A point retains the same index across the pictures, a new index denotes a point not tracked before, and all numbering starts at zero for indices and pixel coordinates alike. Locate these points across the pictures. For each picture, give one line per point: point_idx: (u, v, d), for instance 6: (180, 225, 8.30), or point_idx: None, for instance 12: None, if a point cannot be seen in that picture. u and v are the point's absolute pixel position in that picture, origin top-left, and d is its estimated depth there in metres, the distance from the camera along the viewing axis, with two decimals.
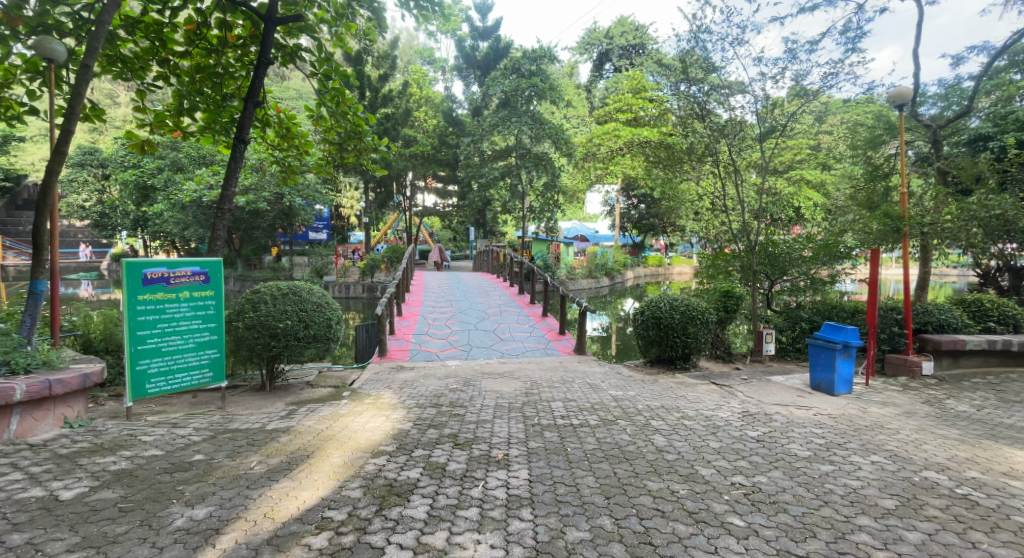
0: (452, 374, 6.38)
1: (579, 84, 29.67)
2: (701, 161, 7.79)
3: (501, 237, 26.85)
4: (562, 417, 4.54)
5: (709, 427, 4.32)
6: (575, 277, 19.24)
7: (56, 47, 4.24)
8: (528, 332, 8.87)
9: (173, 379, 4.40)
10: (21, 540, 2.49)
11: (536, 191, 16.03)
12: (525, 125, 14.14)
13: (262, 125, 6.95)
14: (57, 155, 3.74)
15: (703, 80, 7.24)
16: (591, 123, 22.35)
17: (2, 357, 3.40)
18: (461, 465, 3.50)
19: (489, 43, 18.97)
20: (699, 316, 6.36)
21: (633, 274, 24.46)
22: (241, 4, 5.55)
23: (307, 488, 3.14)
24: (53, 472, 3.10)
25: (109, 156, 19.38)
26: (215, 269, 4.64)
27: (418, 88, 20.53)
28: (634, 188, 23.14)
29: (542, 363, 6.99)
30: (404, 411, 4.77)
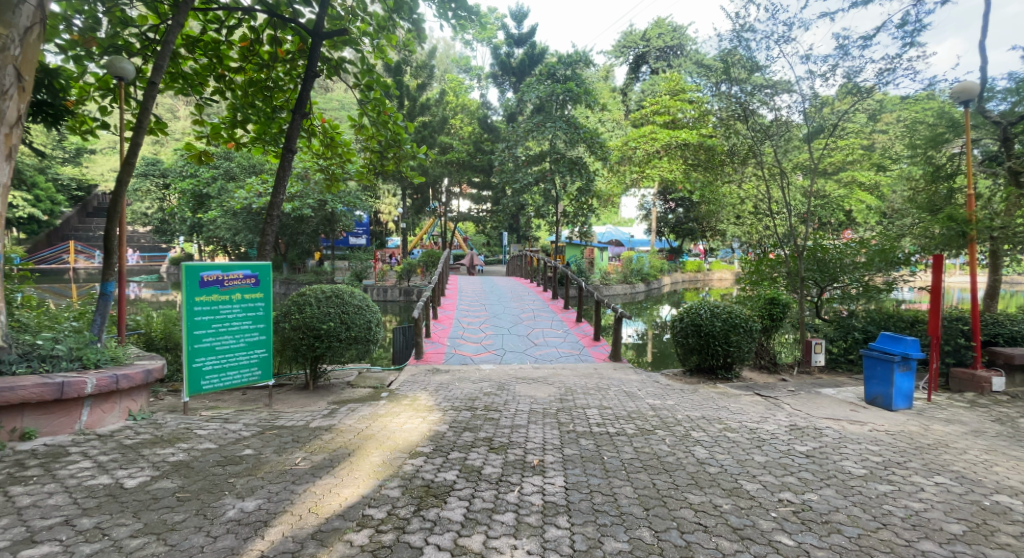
0: (487, 378, 6.44)
1: (615, 88, 29.46)
2: (743, 163, 7.69)
3: (535, 242, 26.91)
4: (600, 425, 4.52)
5: (754, 440, 4.22)
6: (609, 282, 19.05)
7: (125, 67, 4.45)
8: (562, 338, 8.84)
9: (226, 377, 4.62)
10: (90, 524, 2.66)
11: (570, 196, 16.00)
12: (560, 130, 14.05)
13: (307, 135, 7.21)
14: (126, 166, 3.99)
15: (746, 80, 7.00)
16: (627, 127, 22.14)
17: (76, 352, 3.64)
18: (497, 469, 3.55)
19: (524, 50, 19.14)
20: (742, 324, 6.23)
21: (671, 280, 24.06)
22: (290, 21, 5.72)
23: (349, 486, 3.25)
24: (118, 461, 3.30)
25: (169, 166, 20.50)
26: (265, 272, 4.84)
27: (455, 96, 20.87)
28: (671, 192, 22.79)
29: (576, 370, 6.95)
30: (441, 414, 4.86)
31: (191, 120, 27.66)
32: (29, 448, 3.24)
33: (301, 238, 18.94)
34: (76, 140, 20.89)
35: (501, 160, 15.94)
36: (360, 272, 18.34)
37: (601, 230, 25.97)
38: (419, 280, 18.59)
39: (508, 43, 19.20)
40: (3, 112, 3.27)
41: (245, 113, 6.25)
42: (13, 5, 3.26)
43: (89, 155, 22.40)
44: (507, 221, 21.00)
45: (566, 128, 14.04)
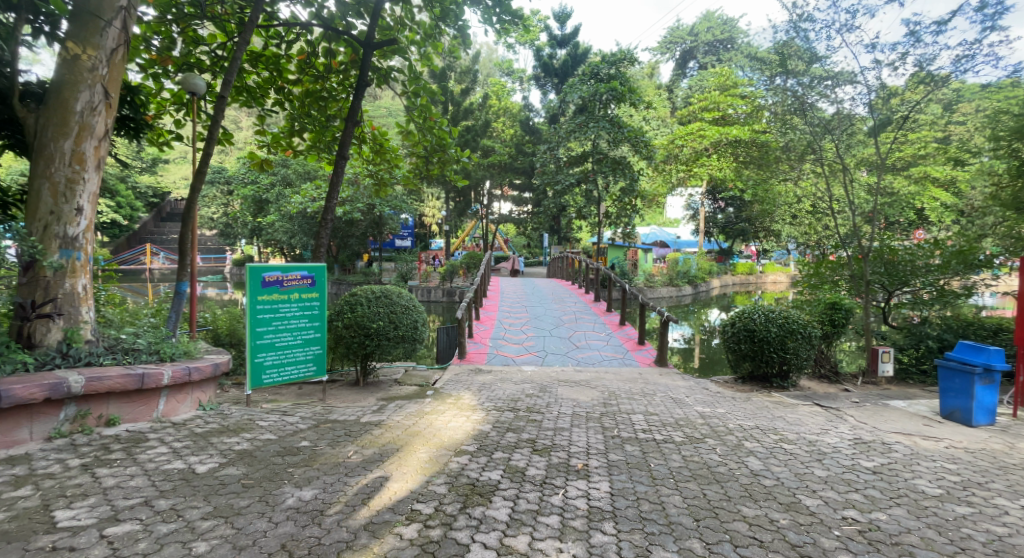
0: (529, 380, 6.52)
1: (660, 85, 29.00)
2: (800, 159, 7.45)
3: (577, 244, 26.84)
4: (646, 431, 4.52)
5: (813, 453, 4.11)
6: (654, 285, 18.77)
7: (197, 82, 4.78)
8: (604, 341, 8.82)
9: (284, 372, 4.89)
10: (167, 505, 2.89)
11: (612, 196, 15.83)
12: (604, 130, 13.97)
13: (358, 141, 7.49)
14: (199, 174, 4.30)
15: (804, 72, 6.83)
16: (673, 125, 21.74)
17: (154, 346, 3.94)
18: (541, 471, 3.62)
19: (567, 51, 19.17)
20: (799, 330, 6.03)
21: (720, 282, 23.43)
22: (342, 33, 5.98)
23: (398, 480, 3.39)
24: (190, 448, 3.56)
25: (232, 174, 21.72)
26: (321, 273, 5.09)
27: (497, 99, 21.16)
28: (721, 190, 22.21)
29: (620, 374, 6.91)
30: (484, 413, 4.97)
31: (253, 129, 29.17)
32: (114, 433, 3.52)
33: (351, 240, 19.61)
34: (152, 150, 22.49)
35: (543, 162, 16.03)
36: (405, 273, 18.81)
37: (646, 230, 25.58)
38: (462, 282, 18.88)
39: (551, 44, 19.28)
40: (91, 126, 3.60)
41: (301, 122, 6.62)
42: (100, 29, 3.59)
43: (162, 163, 24.02)
44: (550, 223, 21.02)
45: (609, 127, 13.93)
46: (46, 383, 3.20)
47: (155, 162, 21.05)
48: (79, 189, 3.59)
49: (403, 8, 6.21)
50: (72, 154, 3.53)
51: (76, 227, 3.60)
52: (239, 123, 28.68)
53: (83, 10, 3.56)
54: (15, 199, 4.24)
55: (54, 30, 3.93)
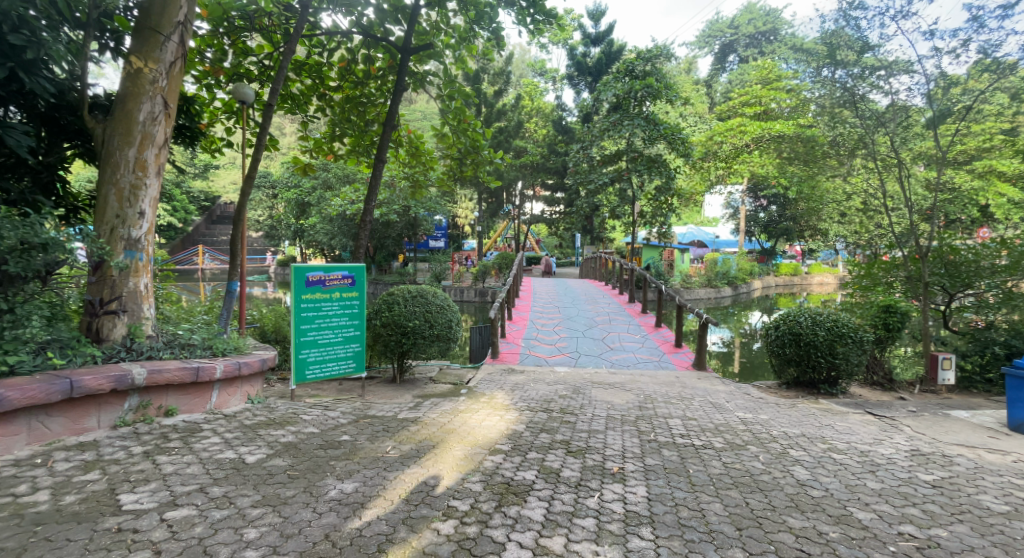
0: (562, 381, 6.55)
1: (699, 80, 28.49)
2: (851, 154, 7.31)
3: (611, 244, 26.67)
4: (685, 436, 4.49)
5: (866, 464, 3.99)
6: (691, 285, 18.48)
7: (245, 91, 4.99)
8: (639, 343, 8.75)
9: (326, 368, 5.08)
10: (219, 492, 3.04)
11: (647, 195, 15.64)
12: (638, 127, 13.82)
13: (394, 144, 7.66)
14: (248, 179, 4.53)
15: (854, 62, 6.59)
16: (711, 121, 21.28)
17: (207, 342, 4.18)
18: (575, 473, 3.65)
19: (600, 49, 19.10)
20: (849, 334, 5.81)
21: (762, 283, 22.82)
22: (381, 40, 6.17)
23: (434, 476, 3.49)
24: (240, 439, 3.75)
25: (277, 178, 22.58)
26: (360, 273, 5.25)
27: (530, 99, 21.28)
28: (762, 187, 21.58)
29: (655, 378, 6.86)
30: (518, 413, 5.03)
31: (297, 135, 30.13)
32: (172, 422, 3.74)
33: (388, 241, 20.03)
34: (204, 157, 23.58)
35: (576, 161, 16.01)
36: (439, 274, 19.09)
37: (683, 229, 25.18)
38: (494, 282, 19.03)
39: (584, 42, 19.27)
40: (152, 135, 3.83)
41: (341, 126, 6.87)
42: (159, 43, 3.82)
43: (213, 169, 25.12)
44: (583, 223, 20.88)
45: (644, 125, 13.77)
46: (113, 374, 3.41)
47: (206, 168, 22.05)
48: (141, 194, 3.83)
49: (438, 13, 6.31)
50: (135, 161, 3.78)
51: (138, 229, 3.85)
52: (284, 128, 29.69)
53: (144, 26, 3.80)
54: (84, 204, 4.54)
55: (119, 46, 4.22)
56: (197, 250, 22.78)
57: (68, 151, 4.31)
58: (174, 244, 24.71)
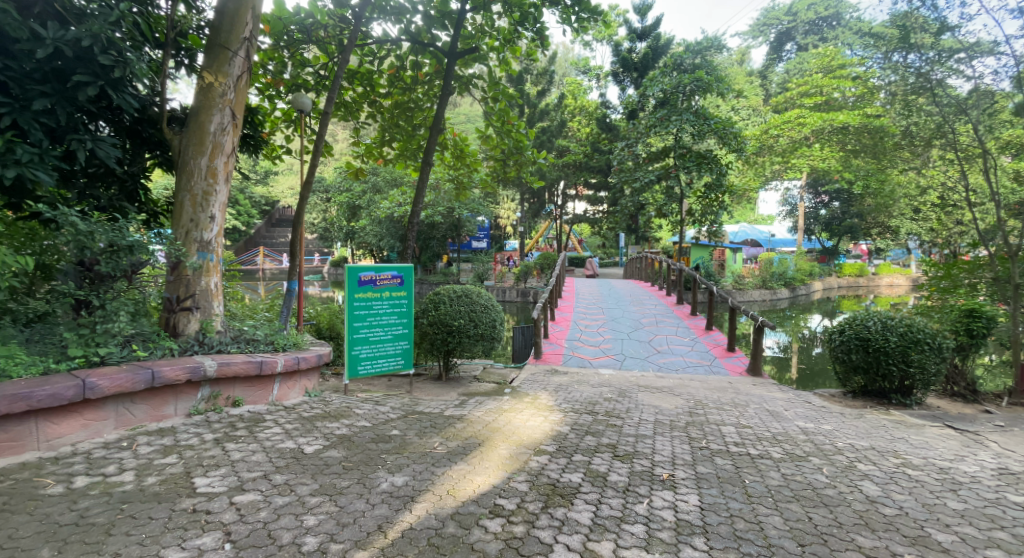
0: (607, 383, 6.55)
1: (753, 71, 27.61)
2: (927, 145, 6.87)
3: (658, 244, 26.24)
4: (739, 444, 4.37)
5: (944, 482, 3.76)
6: (744, 287, 17.95)
7: (303, 100, 5.29)
8: (689, 347, 8.59)
9: (377, 364, 5.29)
10: (282, 480, 3.22)
11: (696, 193, 15.31)
12: (687, 122, 13.60)
13: (440, 148, 7.85)
14: (306, 184, 4.79)
15: (930, 45, 6.32)
16: (767, 113, 20.58)
17: (270, 338, 4.43)
18: (623, 478, 3.62)
19: (646, 43, 18.93)
20: (925, 340, 5.56)
21: (822, 285, 21.84)
22: (428, 45, 6.34)
23: (480, 474, 3.57)
24: (299, 430, 3.97)
25: (329, 183, 23.49)
26: (409, 273, 5.43)
27: (574, 98, 21.26)
28: (824, 181, 20.65)
29: (706, 383, 6.74)
30: (562, 414, 5.07)
31: (348, 140, 31.22)
32: (239, 412, 4.00)
33: (434, 242, 20.47)
34: (263, 164, 24.87)
35: (619, 159, 15.80)
36: (483, 275, 19.33)
37: (736, 228, 24.43)
38: (536, 282, 19.11)
39: (630, 38, 19.11)
40: (222, 144, 4.11)
41: (391, 131, 7.13)
42: (228, 58, 4.09)
43: (273, 174, 26.39)
44: (628, 223, 20.59)
45: (693, 119, 13.56)
46: (188, 366, 3.69)
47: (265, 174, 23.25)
48: (212, 200, 4.12)
49: (483, 16, 6.44)
50: (207, 169, 4.06)
51: (209, 232, 4.14)
52: (337, 133, 30.75)
53: (215, 43, 4.08)
54: (162, 210, 4.92)
55: (192, 62, 4.55)
56: (256, 252, 24.01)
57: (149, 161, 4.69)
58: (237, 246, 26.10)
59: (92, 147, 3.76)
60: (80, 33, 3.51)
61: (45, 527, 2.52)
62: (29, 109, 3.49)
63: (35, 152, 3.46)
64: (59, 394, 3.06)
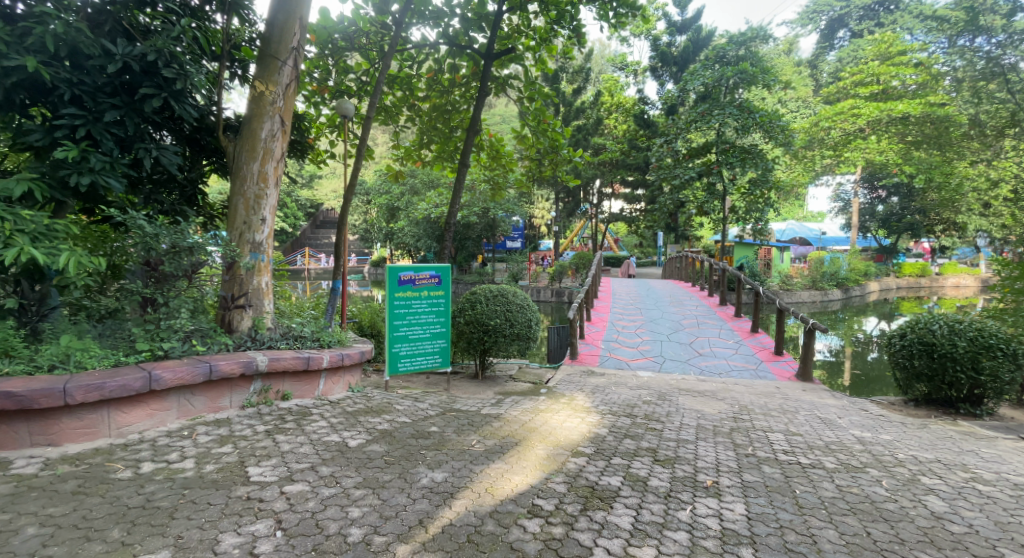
0: (645, 386, 6.50)
1: (801, 62, 26.69)
2: (998, 135, 6.78)
3: (698, 244, 25.76)
4: (788, 453, 4.22)
5: (1017, 498, 3.55)
6: (792, 288, 17.46)
7: (347, 106, 5.48)
8: (733, 350, 8.41)
9: (416, 361, 5.42)
10: (327, 473, 3.35)
11: (740, 189, 15.00)
12: (730, 116, 13.65)
13: (476, 149, 7.95)
14: (350, 187, 4.97)
15: (999, 28, 6.50)
16: (818, 105, 19.95)
17: (316, 335, 4.61)
18: (664, 483, 3.56)
19: (686, 37, 18.68)
20: (999, 346, 5.27)
21: (878, 285, 20.94)
22: (465, 47, 6.46)
23: (518, 474, 3.60)
24: (343, 424, 4.11)
25: (369, 185, 24.08)
26: (446, 273, 5.55)
27: (611, 95, 21.17)
28: (880, 175, 19.79)
29: (751, 387, 6.60)
30: (599, 416, 5.07)
31: (388, 144, 31.92)
32: (288, 406, 4.19)
33: (469, 242, 20.71)
34: (309, 168, 25.78)
35: (658, 156, 15.57)
36: (517, 274, 19.42)
37: (783, 226, 23.72)
38: (570, 282, 19.08)
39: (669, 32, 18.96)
40: (272, 150, 4.31)
41: (429, 134, 7.30)
42: (278, 68, 4.29)
43: (316, 177, 27.21)
44: (668, 222, 20.25)
45: (737, 113, 13.60)
46: (241, 361, 3.89)
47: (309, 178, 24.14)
48: (263, 203, 4.32)
49: (520, 16, 6.52)
50: (258, 174, 4.27)
51: (261, 234, 4.34)
52: (378, 136, 31.40)
53: (265, 53, 4.29)
54: (218, 214, 5.19)
55: (245, 73, 4.79)
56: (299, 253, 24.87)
57: (205, 167, 4.96)
58: (283, 247, 27.06)
59: (157, 154, 4.02)
60: (145, 48, 3.77)
61: (115, 509, 2.69)
62: (100, 120, 3.76)
63: (107, 160, 3.72)
64: (129, 385, 3.28)
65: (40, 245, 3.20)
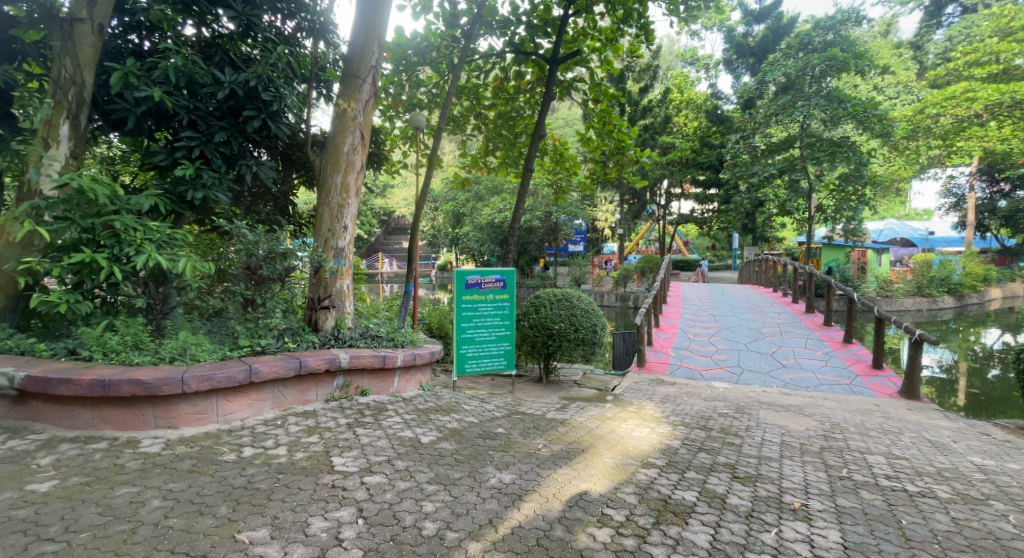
0: (721, 398, 6.33)
1: (900, 44, 24.78)
2: None
3: (779, 246, 24.48)
4: (891, 478, 3.95)
5: None
6: (894, 294, 16.19)
7: (419, 118, 5.78)
8: (822, 362, 7.91)
9: (481, 363, 5.60)
10: (402, 466, 3.56)
11: (829, 186, 14.19)
12: (816, 107, 12.99)
13: (539, 153, 8.07)
14: (422, 195, 5.23)
15: None
16: (922, 90, 18.44)
17: (391, 335, 4.89)
18: (744, 502, 3.46)
19: (765, 26, 17.97)
20: None
21: (996, 291, 18.95)
22: (531, 54, 6.62)
23: (586, 481, 3.63)
24: (415, 421, 4.34)
25: (437, 192, 24.78)
26: (511, 277, 5.69)
27: (680, 92, 20.75)
28: (1002, 167, 17.95)
29: (844, 403, 6.23)
30: (670, 427, 5.01)
31: (455, 152, 32.76)
32: (366, 401, 4.47)
33: (531, 247, 20.85)
34: (381, 178, 26.91)
35: (733, 152, 14.90)
36: (580, 278, 19.31)
37: (883, 226, 22.01)
38: (636, 286, 18.75)
39: (746, 21, 18.45)
40: (353, 162, 4.63)
41: (494, 141, 7.50)
42: (358, 86, 4.62)
43: (388, 186, 28.35)
44: (745, 223, 19.43)
45: (825, 103, 12.85)
46: (326, 357, 4.21)
47: (382, 188, 25.28)
48: (346, 211, 4.65)
49: (586, 19, 6.63)
50: (341, 185, 4.60)
51: (343, 240, 4.67)
52: (445, 145, 32.24)
53: (348, 73, 4.62)
54: (306, 223, 5.62)
55: (330, 92, 5.17)
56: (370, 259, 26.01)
57: (295, 180, 5.41)
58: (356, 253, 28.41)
59: (256, 170, 4.45)
60: (248, 74, 4.22)
61: (223, 488, 3.00)
62: (211, 141, 4.21)
63: (217, 176, 4.18)
64: (233, 377, 3.65)
65: (164, 252, 3.68)
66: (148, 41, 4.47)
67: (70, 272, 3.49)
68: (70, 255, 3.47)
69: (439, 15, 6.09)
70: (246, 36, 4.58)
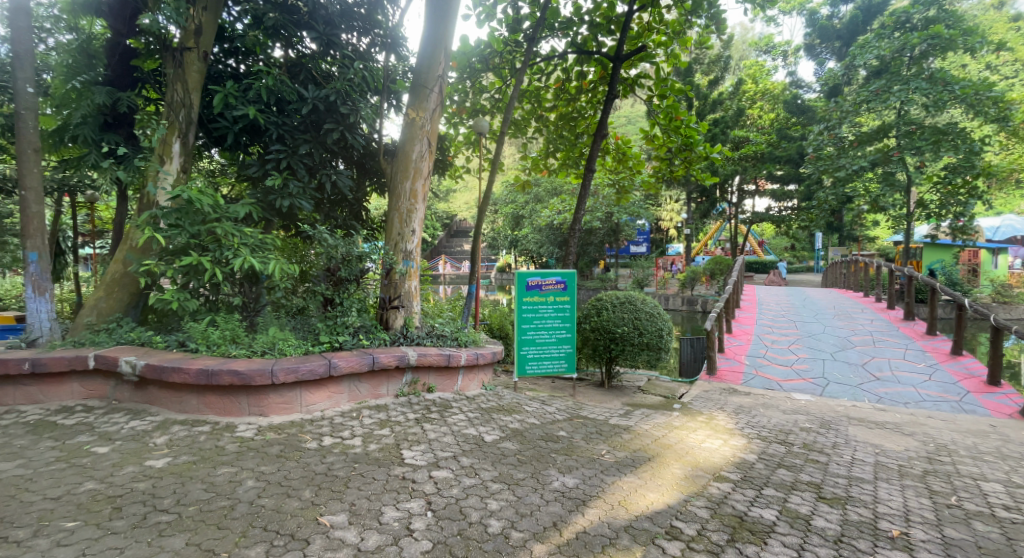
0: (804, 411, 6.07)
1: (1017, 17, 22.46)
2: None
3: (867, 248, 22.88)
4: (1009, 509, 3.67)
5: None
6: (1012, 301, 14.71)
7: (483, 123, 5.94)
8: (924, 376, 7.35)
9: (543, 364, 5.70)
10: (468, 463, 3.71)
11: (930, 177, 13.07)
12: (917, 90, 12.02)
13: (600, 153, 8.12)
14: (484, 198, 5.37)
15: None
16: None
17: (455, 334, 5.09)
18: (831, 525, 3.34)
19: (852, 8, 16.96)
20: None
21: None
22: (595, 53, 6.64)
23: (654, 491, 3.64)
24: (479, 419, 4.48)
25: (498, 195, 25.17)
26: (572, 279, 5.74)
27: (755, 83, 19.93)
28: None
29: (953, 423, 5.78)
30: (744, 440, 4.89)
31: (517, 155, 33.15)
32: (433, 397, 4.67)
33: (591, 249, 20.77)
34: (445, 181, 27.63)
35: (816, 145, 14.08)
36: (642, 281, 18.99)
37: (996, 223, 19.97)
38: (703, 289, 18.21)
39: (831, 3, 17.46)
40: (421, 169, 4.85)
41: (555, 142, 7.59)
42: (426, 95, 4.83)
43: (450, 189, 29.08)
44: (828, 221, 18.33)
45: (927, 86, 11.88)
46: (396, 355, 4.44)
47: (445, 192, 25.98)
48: (414, 216, 4.87)
49: (651, 13, 6.58)
50: (410, 191, 4.83)
51: (411, 244, 4.89)
52: (507, 148, 32.64)
53: (417, 83, 4.85)
54: (378, 227, 5.92)
55: (399, 102, 5.45)
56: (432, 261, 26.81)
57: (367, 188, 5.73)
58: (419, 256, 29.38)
59: (336, 178, 4.76)
60: (329, 90, 4.56)
61: (307, 473, 3.26)
62: (296, 153, 4.56)
63: (299, 185, 4.53)
64: (315, 370, 3.93)
65: (256, 255, 4.03)
66: (243, 64, 4.97)
67: (180, 272, 3.94)
68: (180, 258, 3.91)
69: (503, 21, 6.24)
70: (326, 54, 4.93)
